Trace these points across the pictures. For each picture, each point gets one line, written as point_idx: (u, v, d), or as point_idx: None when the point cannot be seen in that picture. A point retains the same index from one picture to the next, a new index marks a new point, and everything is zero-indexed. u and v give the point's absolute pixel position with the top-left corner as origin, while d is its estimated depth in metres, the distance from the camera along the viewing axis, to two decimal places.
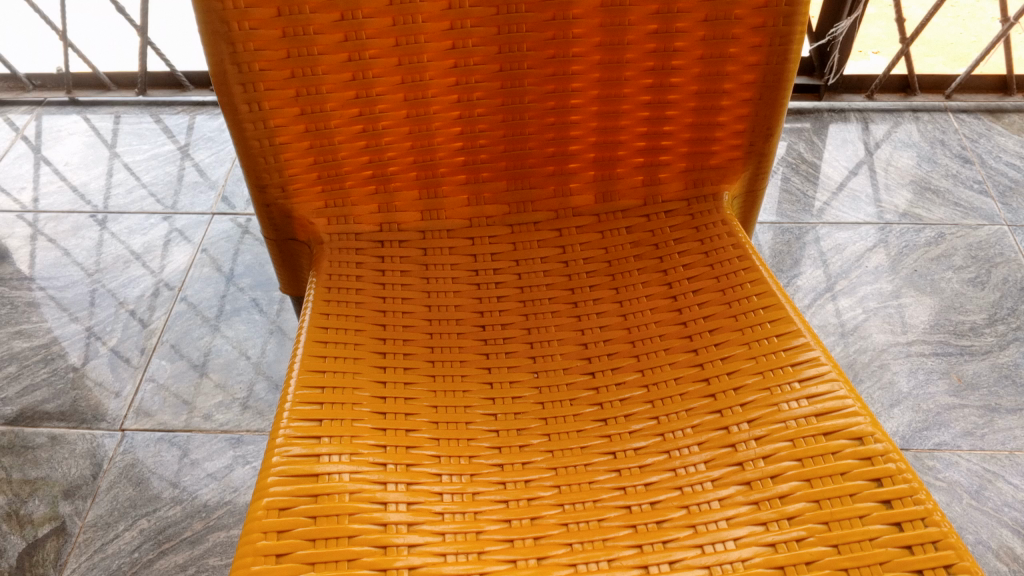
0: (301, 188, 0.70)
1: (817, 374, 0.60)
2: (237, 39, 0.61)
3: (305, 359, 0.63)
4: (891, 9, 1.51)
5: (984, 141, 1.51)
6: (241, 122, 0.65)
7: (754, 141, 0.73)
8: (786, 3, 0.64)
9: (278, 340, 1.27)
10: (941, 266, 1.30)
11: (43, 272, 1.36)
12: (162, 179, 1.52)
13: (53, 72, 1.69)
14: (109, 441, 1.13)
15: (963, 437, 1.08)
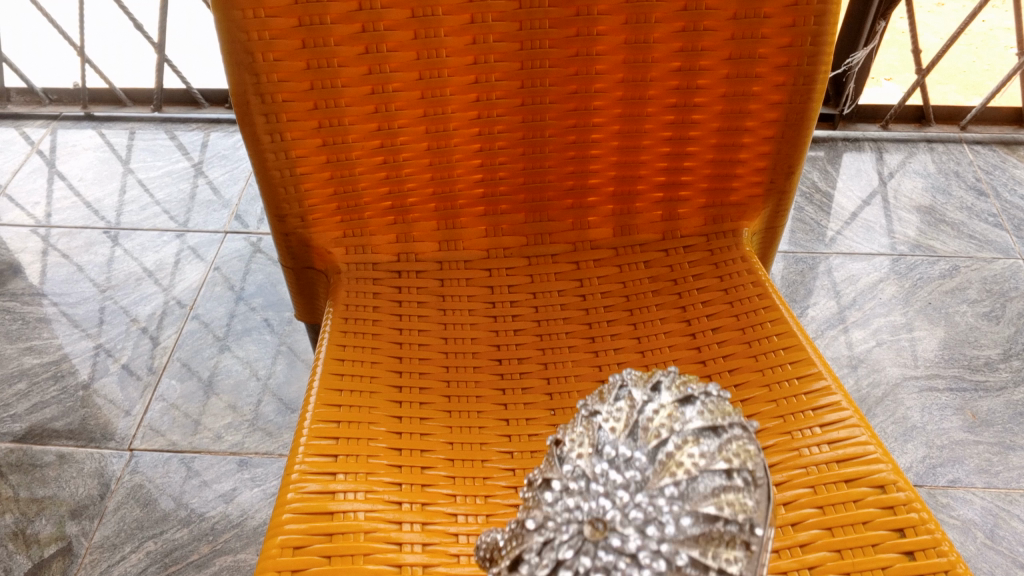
0: (320, 217, 0.71)
1: (839, 420, 0.59)
2: (261, 70, 0.61)
3: (322, 393, 0.63)
4: (903, 36, 1.48)
5: (999, 173, 1.50)
6: (263, 152, 0.65)
7: (774, 178, 0.72)
8: (811, 43, 0.64)
9: (288, 361, 1.26)
10: (956, 299, 1.29)
11: (55, 287, 1.36)
12: (176, 197, 1.52)
13: (69, 87, 1.70)
14: (117, 461, 1.13)
15: (978, 474, 1.07)
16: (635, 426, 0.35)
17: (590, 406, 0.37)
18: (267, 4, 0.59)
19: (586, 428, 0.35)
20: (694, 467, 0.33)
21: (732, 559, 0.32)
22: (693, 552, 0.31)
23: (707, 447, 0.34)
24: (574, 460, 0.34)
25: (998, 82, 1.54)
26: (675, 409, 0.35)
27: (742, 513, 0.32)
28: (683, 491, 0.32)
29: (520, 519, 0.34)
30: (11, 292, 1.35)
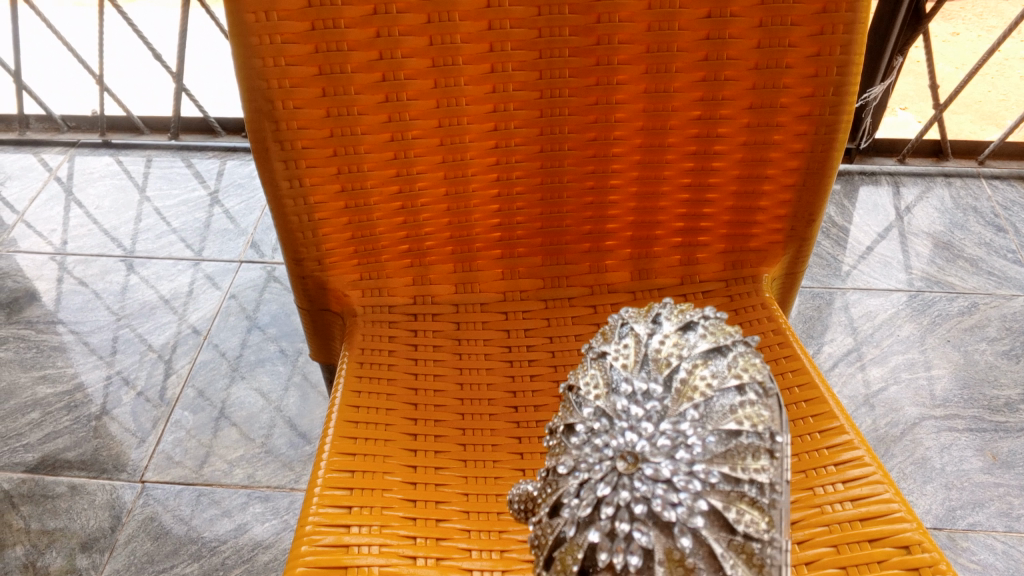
0: (337, 261, 0.71)
1: (862, 476, 0.58)
2: (281, 118, 0.62)
3: (335, 441, 0.63)
4: (920, 66, 1.47)
5: (1018, 208, 1.49)
6: (282, 198, 0.66)
7: (795, 226, 0.72)
8: (833, 93, 0.64)
9: (302, 392, 1.26)
10: (975, 337, 1.28)
11: (70, 315, 1.36)
12: (191, 225, 1.52)
13: (87, 114, 1.71)
14: (129, 493, 1.12)
15: (999, 518, 1.06)
16: (646, 358, 0.41)
17: (598, 349, 0.44)
18: (288, 52, 0.59)
19: (603, 367, 0.42)
20: (706, 386, 0.39)
21: (757, 458, 0.37)
22: (724, 456, 0.37)
23: (715, 366, 0.40)
24: (597, 400, 0.40)
25: (1015, 120, 1.53)
26: (678, 339, 0.42)
27: (758, 418, 0.38)
28: (702, 408, 0.38)
29: (560, 457, 0.40)
30: (26, 320, 1.35)
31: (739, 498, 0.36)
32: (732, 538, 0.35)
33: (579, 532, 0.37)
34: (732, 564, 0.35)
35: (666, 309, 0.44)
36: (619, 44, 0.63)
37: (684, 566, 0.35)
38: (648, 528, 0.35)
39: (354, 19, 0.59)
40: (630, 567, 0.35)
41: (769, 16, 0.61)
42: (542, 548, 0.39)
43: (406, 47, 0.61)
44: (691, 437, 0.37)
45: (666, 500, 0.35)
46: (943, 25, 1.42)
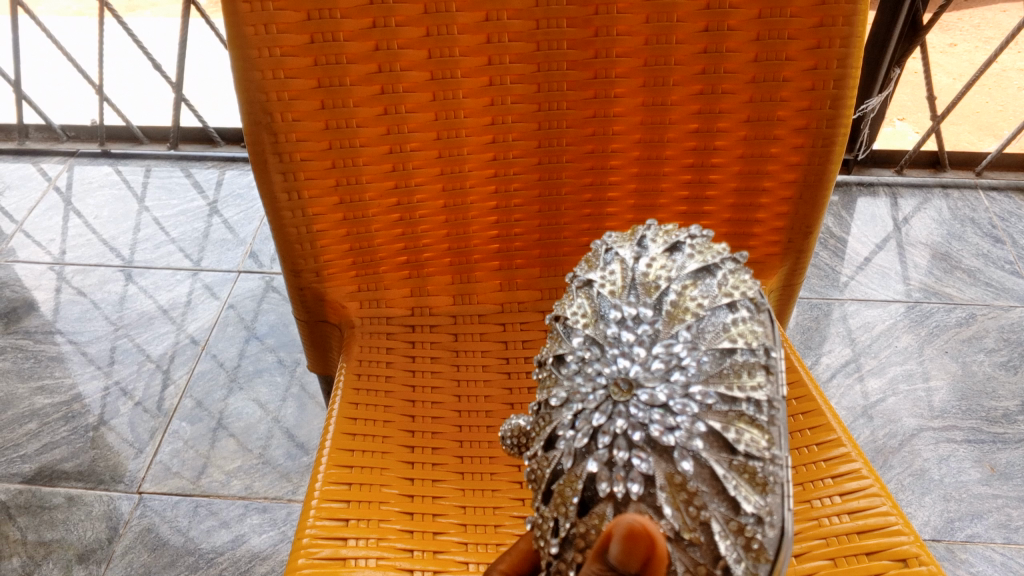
0: (335, 272, 0.71)
1: (860, 489, 0.58)
2: (280, 130, 0.62)
3: (332, 453, 0.63)
4: (918, 76, 1.48)
5: (1016, 219, 1.49)
6: (280, 210, 0.66)
7: (792, 238, 0.72)
8: (830, 106, 0.64)
9: (300, 403, 1.26)
10: (973, 348, 1.28)
11: (69, 325, 1.36)
12: (190, 235, 1.52)
13: (87, 123, 1.71)
14: (126, 504, 1.12)
15: (997, 529, 1.06)
16: (634, 282, 0.43)
17: (583, 276, 0.46)
18: (287, 65, 0.59)
19: (591, 295, 0.44)
20: (697, 306, 0.41)
21: (753, 374, 0.39)
22: (719, 376, 0.39)
23: (704, 286, 0.42)
24: (586, 328, 0.43)
25: (1014, 130, 1.53)
26: (666, 260, 0.44)
27: (752, 335, 0.40)
28: (695, 328, 0.40)
29: (552, 389, 0.43)
30: (24, 330, 1.35)
31: (738, 417, 0.39)
32: (733, 457, 0.38)
33: (575, 464, 0.39)
34: (734, 483, 0.37)
35: (651, 231, 0.46)
36: (617, 57, 0.63)
37: (685, 489, 0.37)
38: (648, 454, 0.37)
39: (353, 32, 0.59)
40: (632, 493, 0.37)
41: (766, 29, 0.61)
42: (541, 481, 0.41)
43: (405, 59, 0.61)
44: (686, 359, 0.39)
45: (664, 425, 0.38)
46: (941, 36, 1.42)
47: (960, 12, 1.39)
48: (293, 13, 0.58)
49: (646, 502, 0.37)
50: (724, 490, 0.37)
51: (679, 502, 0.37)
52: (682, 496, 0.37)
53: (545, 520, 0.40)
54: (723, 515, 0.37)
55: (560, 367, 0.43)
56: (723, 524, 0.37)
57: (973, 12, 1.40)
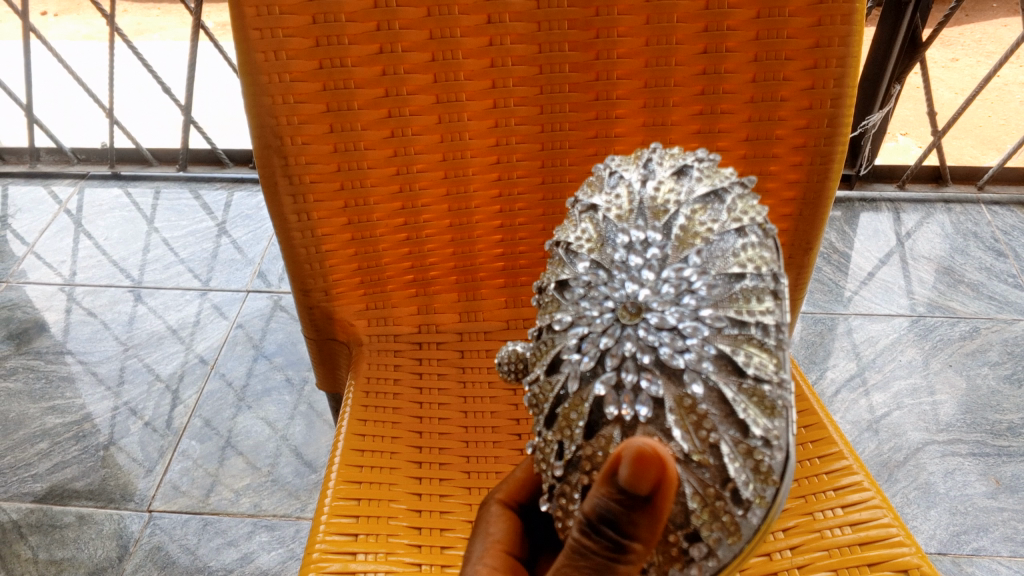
0: (343, 291, 0.73)
1: (861, 501, 0.59)
2: (290, 153, 0.64)
3: (341, 469, 0.64)
4: (919, 91, 1.50)
5: (1018, 233, 1.50)
6: (290, 231, 0.67)
7: (793, 254, 0.72)
8: (827, 125, 0.65)
9: (308, 421, 1.27)
10: (976, 361, 1.28)
11: (79, 345, 1.38)
12: (199, 255, 1.54)
13: (98, 146, 1.74)
14: (136, 522, 1.13)
15: (1003, 542, 1.06)
16: (642, 206, 0.43)
17: (586, 202, 0.46)
18: (297, 90, 0.61)
19: (596, 221, 0.44)
20: (707, 231, 0.41)
21: (761, 300, 0.39)
22: (729, 300, 0.40)
23: (713, 210, 0.42)
24: (591, 254, 0.43)
25: (1015, 142, 1.55)
26: (674, 183, 0.43)
27: (761, 261, 0.40)
28: (706, 252, 0.40)
29: (554, 314, 0.44)
30: (36, 350, 1.37)
31: (746, 341, 0.39)
32: (742, 381, 0.39)
33: (582, 387, 0.40)
34: (743, 406, 0.38)
35: (656, 154, 0.46)
36: (617, 79, 0.65)
37: (696, 412, 0.38)
38: (658, 376, 0.38)
39: (361, 57, 0.61)
40: (641, 415, 0.38)
41: (763, 50, 0.63)
42: (543, 404, 0.43)
43: (411, 84, 0.63)
44: (696, 284, 0.39)
45: (673, 348, 0.38)
46: (942, 51, 1.45)
47: (961, 27, 1.42)
48: (302, 40, 0.59)
49: (654, 424, 0.38)
50: (733, 413, 0.38)
51: (689, 425, 0.38)
52: (692, 419, 0.38)
53: (547, 443, 0.42)
54: (732, 437, 0.38)
55: (562, 293, 0.44)
56: (732, 446, 0.38)
57: (975, 26, 1.43)
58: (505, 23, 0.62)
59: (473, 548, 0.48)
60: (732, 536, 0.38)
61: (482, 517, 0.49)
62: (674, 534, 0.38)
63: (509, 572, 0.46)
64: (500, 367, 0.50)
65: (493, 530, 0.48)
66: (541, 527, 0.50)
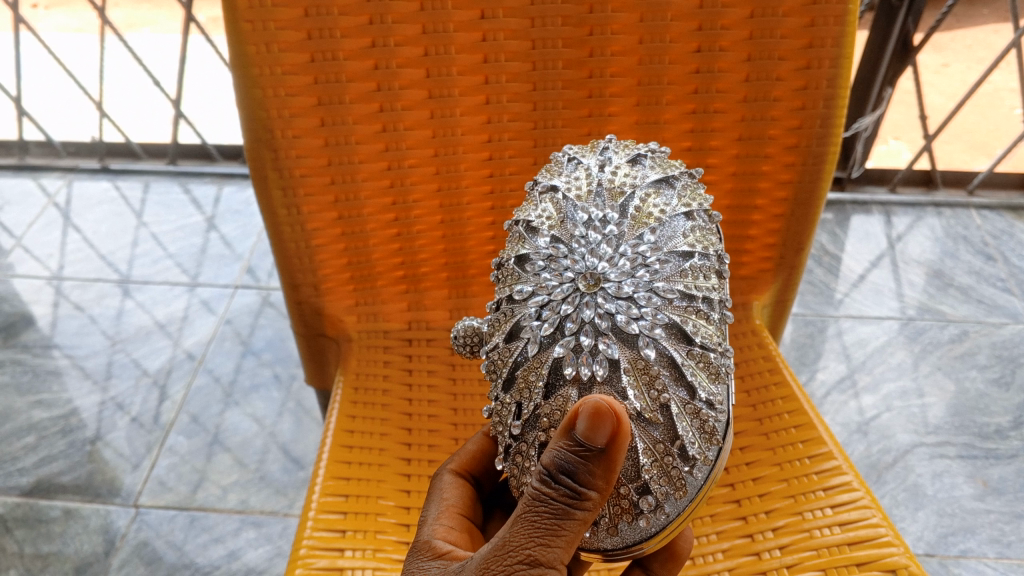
0: (332, 287, 0.72)
1: (851, 501, 0.60)
2: (281, 146, 0.63)
3: (329, 465, 0.64)
4: (911, 96, 1.46)
5: (1007, 238, 1.50)
6: (280, 224, 0.67)
7: (784, 254, 0.73)
8: (820, 126, 0.66)
9: (297, 417, 1.26)
10: (965, 364, 1.29)
11: (67, 339, 1.37)
12: (188, 250, 1.53)
13: (87, 140, 1.72)
14: (122, 517, 1.12)
15: (990, 544, 1.07)
16: (600, 189, 0.49)
17: (547, 183, 0.51)
18: (288, 83, 0.61)
19: (557, 200, 0.50)
20: (659, 213, 0.48)
21: (707, 278, 0.46)
22: (680, 275, 0.46)
23: (665, 195, 0.49)
24: (552, 230, 0.48)
25: (1006, 147, 1.54)
26: (630, 169, 0.50)
27: (707, 242, 0.48)
28: (658, 231, 0.47)
29: (514, 285, 0.48)
30: (22, 344, 1.36)
31: (695, 312, 0.45)
32: (690, 347, 0.45)
33: (540, 351, 0.45)
34: (691, 369, 0.45)
35: (612, 144, 0.53)
36: (611, 77, 0.65)
37: (648, 372, 0.44)
38: (614, 340, 0.44)
39: (354, 52, 0.61)
40: (597, 375, 0.43)
41: (757, 51, 0.63)
42: (501, 370, 0.47)
43: (404, 78, 0.63)
44: (651, 259, 0.45)
45: (628, 315, 0.44)
46: (933, 56, 1.41)
47: (953, 32, 1.39)
48: (294, 32, 0.59)
49: (608, 384, 0.43)
50: (682, 376, 0.44)
51: (642, 384, 0.43)
52: (644, 378, 0.43)
53: (505, 405, 0.47)
54: (681, 398, 0.44)
55: (522, 266, 0.49)
56: (681, 406, 0.44)
57: (966, 32, 1.40)
58: (499, 18, 0.62)
59: (428, 511, 0.53)
60: (678, 491, 0.43)
61: (435, 485, 0.55)
62: (625, 487, 0.44)
63: (465, 533, 0.52)
64: (455, 341, 0.53)
65: (447, 496, 0.54)
66: (486, 483, 0.57)
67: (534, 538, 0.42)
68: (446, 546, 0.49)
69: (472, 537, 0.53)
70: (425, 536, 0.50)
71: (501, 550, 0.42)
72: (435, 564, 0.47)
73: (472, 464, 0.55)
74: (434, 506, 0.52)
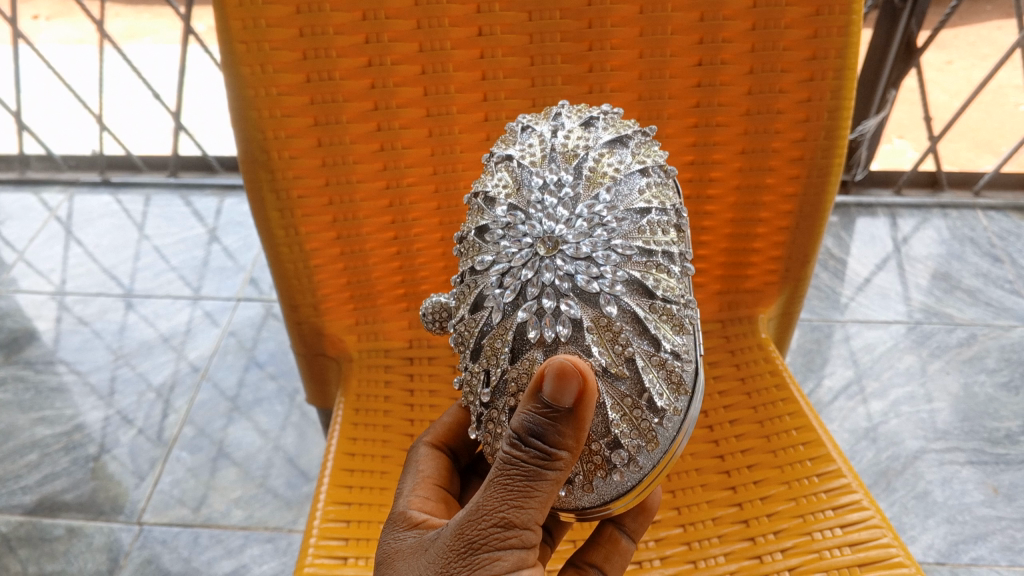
0: (332, 306, 0.71)
1: (861, 520, 0.59)
2: (277, 168, 0.63)
3: (330, 489, 0.63)
4: (914, 94, 1.44)
5: (1015, 239, 1.49)
6: (278, 244, 0.66)
7: (789, 267, 0.72)
8: (824, 137, 0.65)
9: (301, 431, 1.25)
10: (974, 368, 1.27)
11: (70, 354, 1.37)
12: (190, 263, 1.53)
13: (88, 154, 1.71)
14: (127, 535, 1.12)
15: (1002, 551, 1.06)
16: (554, 153, 0.48)
17: (501, 153, 0.50)
18: (284, 104, 0.60)
19: (512, 168, 0.48)
20: (613, 172, 0.47)
21: (665, 232, 0.46)
22: (637, 232, 0.45)
23: (619, 154, 0.48)
24: (509, 197, 0.47)
25: (1012, 146, 1.52)
26: (583, 132, 0.49)
27: (664, 197, 0.47)
28: (614, 190, 0.46)
29: (476, 257, 0.48)
30: (26, 360, 1.36)
31: (654, 267, 0.45)
32: (653, 302, 0.45)
33: (505, 318, 0.45)
34: (655, 324, 0.44)
35: (565, 109, 0.52)
36: (611, 92, 0.64)
37: (611, 329, 0.43)
38: (575, 301, 0.43)
39: (350, 71, 0.60)
40: (561, 336, 0.43)
41: (759, 63, 0.62)
42: (468, 340, 0.47)
43: (401, 96, 0.62)
44: (607, 218, 0.44)
45: (588, 275, 0.43)
46: (937, 53, 1.40)
47: (955, 30, 1.37)
48: (288, 52, 0.58)
49: (572, 344, 0.43)
50: (647, 330, 0.44)
51: (606, 341, 0.43)
52: (608, 335, 0.43)
53: (474, 374, 0.46)
54: (646, 351, 0.44)
55: (483, 238, 0.48)
56: (646, 359, 0.44)
57: (970, 28, 1.38)
58: (496, 34, 0.61)
59: (405, 483, 0.55)
60: (650, 443, 0.44)
61: (411, 457, 0.56)
62: (596, 443, 0.44)
63: (440, 501, 0.54)
64: (425, 318, 0.51)
65: (423, 468, 0.55)
66: (463, 454, 0.58)
67: (508, 501, 0.42)
68: (421, 516, 0.51)
69: (449, 505, 0.54)
70: (401, 508, 0.52)
71: (477, 515, 0.43)
72: (411, 534, 0.49)
73: (449, 436, 0.57)
74: (410, 478, 0.54)
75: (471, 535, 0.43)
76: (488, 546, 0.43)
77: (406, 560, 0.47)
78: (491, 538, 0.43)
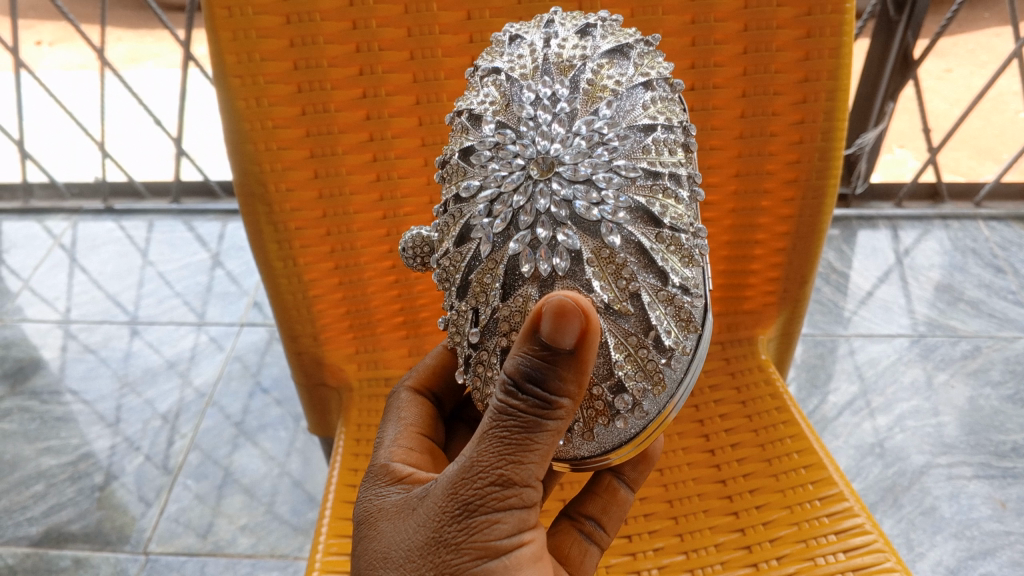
0: (332, 335, 0.72)
1: (863, 544, 0.58)
2: (274, 202, 0.63)
3: (332, 523, 0.63)
4: (914, 103, 1.44)
5: (1017, 249, 1.48)
6: (276, 276, 0.66)
7: (787, 287, 0.72)
8: (818, 158, 0.65)
9: (305, 456, 1.25)
10: (979, 381, 1.27)
11: (75, 382, 1.37)
12: (194, 289, 1.53)
13: (91, 180, 1.72)
14: (133, 565, 1.11)
15: (1011, 567, 1.05)
16: (548, 65, 0.46)
17: (488, 66, 0.49)
18: (279, 136, 0.61)
19: (500, 83, 0.47)
20: (614, 85, 0.46)
21: (673, 153, 0.45)
22: (642, 152, 0.44)
23: (619, 66, 0.47)
24: (497, 115, 0.46)
25: (1014, 154, 1.52)
26: (579, 40, 0.48)
27: (669, 113, 0.46)
28: (614, 105, 0.45)
29: (462, 183, 0.47)
30: (31, 390, 1.36)
31: (660, 191, 0.44)
32: (660, 231, 0.44)
33: (496, 250, 0.44)
34: (662, 256, 0.44)
35: (557, 17, 0.50)
36: None
37: (613, 262, 0.43)
38: (574, 230, 0.42)
39: (344, 102, 0.61)
40: (558, 270, 0.43)
41: (751, 86, 0.63)
42: (453, 277, 0.47)
43: (395, 127, 0.63)
44: (607, 136, 0.44)
45: (588, 202, 0.43)
46: (936, 62, 1.40)
47: (955, 38, 1.38)
48: (284, 85, 0.59)
49: (569, 278, 0.43)
50: (652, 262, 0.44)
51: (608, 276, 0.43)
52: (610, 269, 0.43)
53: (462, 314, 0.47)
54: (652, 286, 0.44)
55: (467, 160, 0.47)
56: (653, 294, 0.44)
57: (968, 37, 1.39)
58: None
59: (387, 432, 0.58)
60: (656, 386, 0.44)
61: (393, 403, 0.59)
62: (598, 388, 0.45)
63: (422, 447, 0.57)
64: (404, 253, 0.51)
65: (405, 415, 0.58)
66: (447, 401, 0.62)
67: (505, 457, 0.43)
68: (405, 470, 0.53)
69: (431, 451, 0.57)
70: (384, 460, 0.54)
71: (473, 472, 0.43)
72: (395, 488, 0.51)
73: (431, 378, 0.60)
74: (391, 428, 0.56)
75: (467, 494, 0.44)
76: (486, 507, 0.44)
77: (393, 522, 0.48)
78: (488, 497, 0.43)
